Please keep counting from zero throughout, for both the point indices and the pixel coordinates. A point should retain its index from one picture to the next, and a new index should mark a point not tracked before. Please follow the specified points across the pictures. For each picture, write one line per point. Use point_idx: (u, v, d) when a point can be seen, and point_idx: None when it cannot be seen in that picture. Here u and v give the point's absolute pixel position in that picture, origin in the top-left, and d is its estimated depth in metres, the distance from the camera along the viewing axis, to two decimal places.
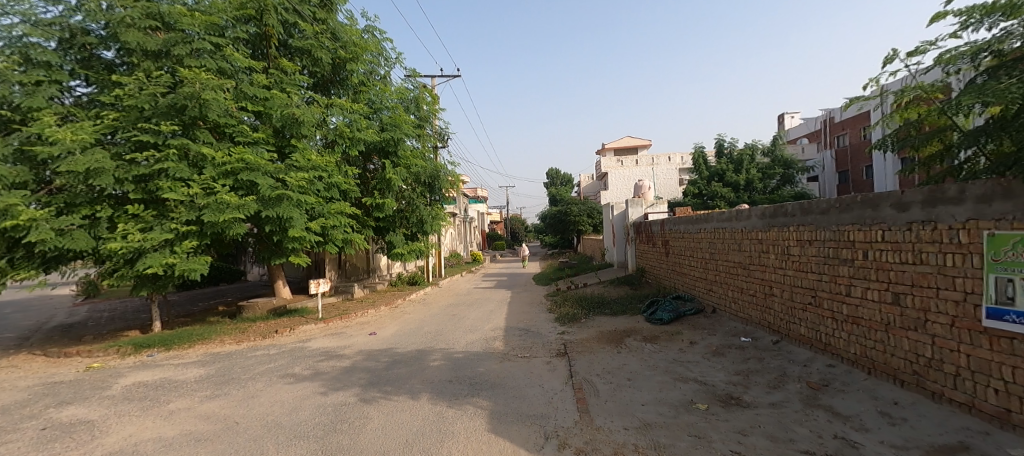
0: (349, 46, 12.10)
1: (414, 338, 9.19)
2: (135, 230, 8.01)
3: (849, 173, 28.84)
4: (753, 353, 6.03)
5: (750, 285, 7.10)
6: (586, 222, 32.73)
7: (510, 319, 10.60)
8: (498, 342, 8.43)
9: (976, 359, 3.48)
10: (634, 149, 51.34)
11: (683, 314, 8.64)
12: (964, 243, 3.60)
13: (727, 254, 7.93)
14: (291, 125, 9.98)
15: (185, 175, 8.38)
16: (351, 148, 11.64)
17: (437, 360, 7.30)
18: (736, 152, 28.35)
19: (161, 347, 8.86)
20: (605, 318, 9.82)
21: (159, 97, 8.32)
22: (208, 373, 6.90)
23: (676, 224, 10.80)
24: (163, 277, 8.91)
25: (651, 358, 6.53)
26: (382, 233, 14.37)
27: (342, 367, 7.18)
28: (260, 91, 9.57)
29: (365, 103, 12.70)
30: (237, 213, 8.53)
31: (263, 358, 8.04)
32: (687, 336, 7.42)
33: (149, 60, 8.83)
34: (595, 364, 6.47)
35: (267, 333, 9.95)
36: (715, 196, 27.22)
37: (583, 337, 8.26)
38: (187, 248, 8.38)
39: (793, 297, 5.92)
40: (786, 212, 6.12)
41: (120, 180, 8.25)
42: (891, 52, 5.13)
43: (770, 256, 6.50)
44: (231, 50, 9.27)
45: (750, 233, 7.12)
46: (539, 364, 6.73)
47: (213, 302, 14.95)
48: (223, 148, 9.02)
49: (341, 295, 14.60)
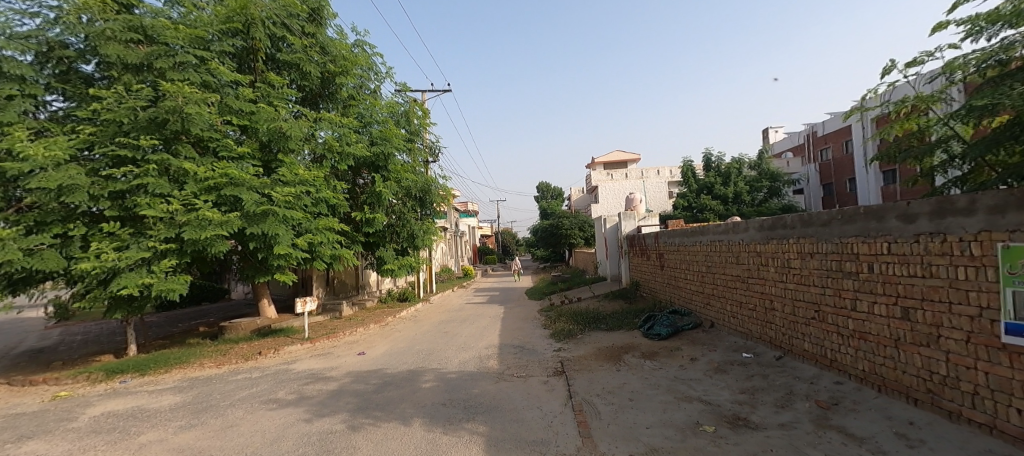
0: (338, 60, 12.01)
1: (405, 357, 8.89)
2: (109, 249, 7.67)
3: (833, 186, 29.20)
4: (756, 369, 5.83)
5: (750, 299, 6.89)
6: (578, 235, 32.68)
7: (504, 336, 10.34)
8: (492, 360, 8.16)
9: (995, 377, 3.29)
10: (623, 163, 51.72)
11: (681, 328, 8.47)
12: (976, 255, 3.39)
13: (725, 267, 7.77)
14: (278, 139, 9.77)
15: (164, 191, 8.09)
16: (340, 163, 11.43)
17: (430, 381, 7.01)
18: (723, 166, 28.51)
19: (135, 373, 8.45)
20: (602, 333, 9.61)
21: (138, 111, 8.08)
22: (183, 401, 6.52)
23: (671, 237, 10.70)
24: (140, 297, 8.54)
25: (652, 376, 6.30)
26: (372, 248, 14.09)
27: (329, 390, 6.86)
28: (246, 105, 9.35)
29: (356, 117, 12.53)
30: (220, 230, 8.24)
31: (245, 383, 7.68)
32: (687, 352, 7.21)
33: (129, 73, 8.59)
34: (594, 383, 6.23)
35: (250, 355, 9.58)
36: (704, 209, 27.27)
37: (580, 354, 8.03)
38: (166, 267, 8.05)
39: (796, 311, 5.70)
40: (785, 224, 5.92)
41: (95, 197, 7.95)
42: (890, 62, 5.05)
43: (770, 268, 6.29)
44: (216, 64, 9.08)
45: (749, 245, 6.92)
46: (536, 384, 6.48)
47: (195, 323, 14.47)
48: (206, 163, 8.73)
49: (329, 313, 14.21)
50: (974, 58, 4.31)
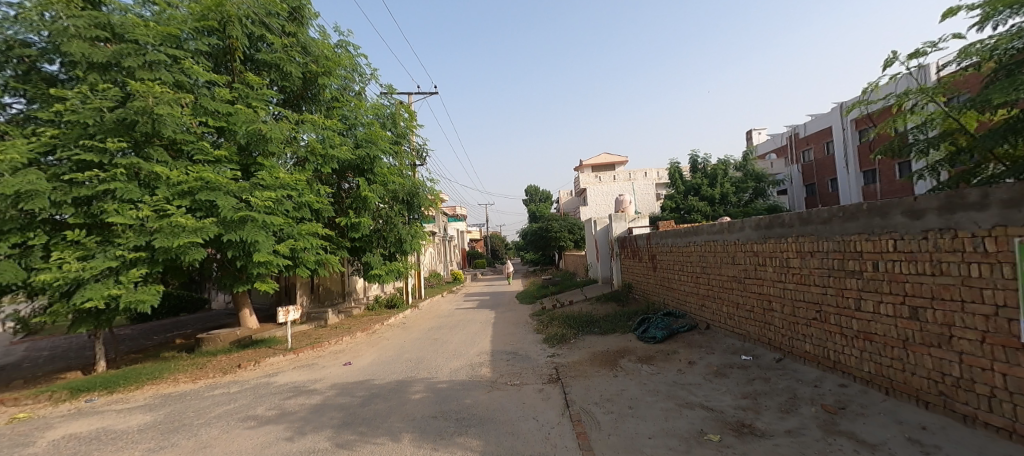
0: (321, 61, 11.68)
1: (393, 366, 8.58)
2: (73, 259, 7.28)
3: (816, 186, 29.50)
4: (757, 372, 5.65)
5: (747, 299, 6.72)
6: (567, 237, 32.53)
7: (495, 342, 10.08)
8: (484, 368, 7.90)
9: (1014, 379, 3.11)
10: (610, 166, 51.84)
11: (677, 331, 8.30)
12: (990, 251, 3.21)
13: (721, 267, 7.60)
14: (257, 142, 9.43)
15: (134, 196, 7.73)
16: (323, 166, 11.10)
17: (419, 392, 6.72)
18: (709, 167, 28.70)
19: (102, 391, 8.09)
20: (596, 337, 9.41)
21: (105, 112, 7.73)
22: (153, 420, 6.40)
23: (663, 238, 10.54)
24: (108, 309, 8.12)
25: (649, 381, 6.09)
26: (358, 254, 13.72)
27: (312, 404, 6.55)
28: (223, 107, 9.02)
29: (340, 119, 12.22)
30: (194, 236, 7.90)
31: (222, 399, 7.34)
32: (684, 355, 7.03)
33: (96, 73, 8.17)
34: (590, 390, 6.00)
35: (229, 368, 9.20)
36: (691, 210, 27.37)
37: (575, 360, 7.80)
38: (135, 276, 7.67)
39: (796, 312, 5.52)
40: (783, 222, 5.75)
41: (58, 203, 7.55)
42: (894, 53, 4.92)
43: (768, 268, 6.11)
44: (190, 63, 8.73)
45: (745, 245, 6.75)
46: (530, 393, 6.23)
47: (172, 335, 13.93)
48: (180, 166, 8.42)
49: (314, 322, 13.78)
50: (988, 45, 4.19)
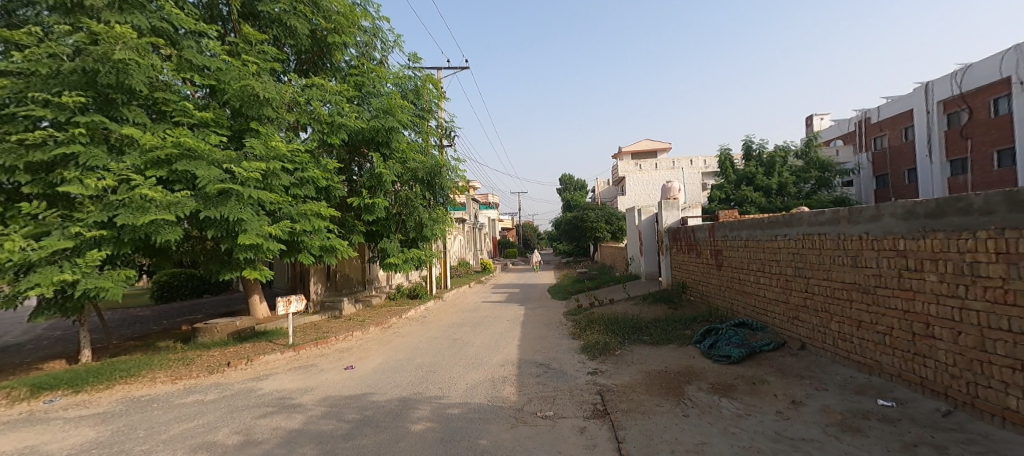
0: (331, 17, 9.96)
1: (399, 376, 7.06)
2: (20, 237, 6.04)
3: (889, 176, 26.16)
4: (914, 433, 3.73)
5: (879, 318, 4.78)
6: (605, 228, 30.40)
7: (524, 349, 8.39)
8: (509, 385, 6.28)
9: None
10: (652, 153, 49.20)
11: (758, 349, 6.40)
12: None
13: (831, 270, 5.61)
14: (250, 103, 8.00)
15: (99, 162, 6.46)
16: (332, 137, 9.61)
17: (422, 421, 5.13)
18: (766, 154, 25.91)
19: (67, 389, 7.00)
20: (647, 349, 7.61)
21: (64, 62, 6.42)
22: (92, 440, 5.10)
23: (733, 229, 8.56)
24: (71, 295, 6.91)
25: (741, 431, 4.26)
26: (376, 240, 12.37)
27: (288, 431, 5.07)
28: (208, 61, 7.67)
29: (355, 87, 10.69)
30: (167, 213, 6.62)
31: (189, 411, 6.01)
32: (779, 388, 5.14)
33: (59, 15, 6.77)
34: (654, 441, 4.23)
35: (216, 366, 7.98)
36: (743, 201, 24.63)
37: (625, 382, 6.04)
38: (94, 259, 6.38)
39: (988, 346, 3.58)
40: (966, 206, 3.76)
41: (7, 169, 6.35)
42: None
43: (926, 276, 4.16)
44: (172, 7, 7.32)
45: (881, 240, 4.74)
46: (569, 434, 4.53)
47: (178, 320, 13.02)
48: (159, 130, 7.11)
49: (327, 313, 12.52)
50: None
